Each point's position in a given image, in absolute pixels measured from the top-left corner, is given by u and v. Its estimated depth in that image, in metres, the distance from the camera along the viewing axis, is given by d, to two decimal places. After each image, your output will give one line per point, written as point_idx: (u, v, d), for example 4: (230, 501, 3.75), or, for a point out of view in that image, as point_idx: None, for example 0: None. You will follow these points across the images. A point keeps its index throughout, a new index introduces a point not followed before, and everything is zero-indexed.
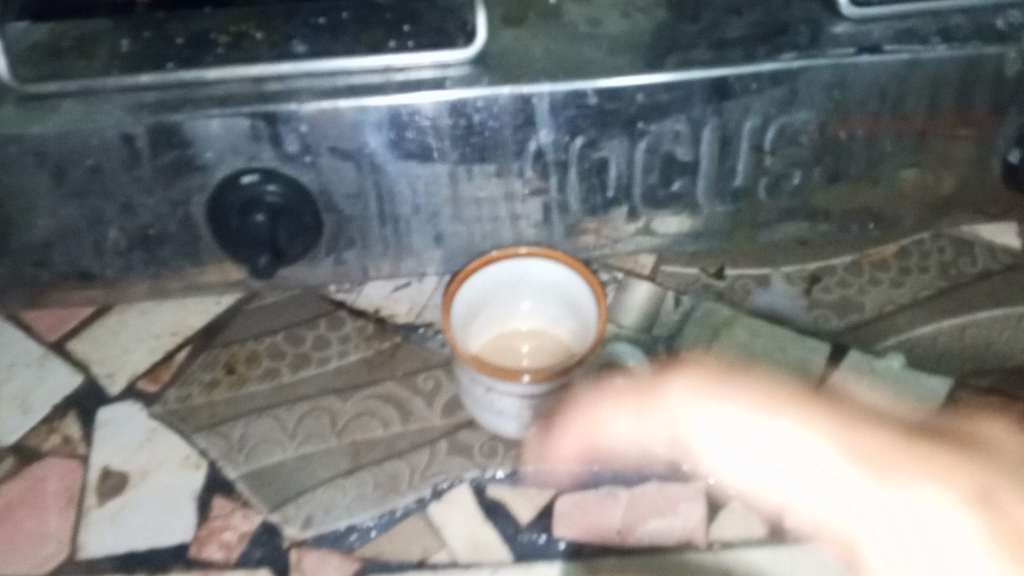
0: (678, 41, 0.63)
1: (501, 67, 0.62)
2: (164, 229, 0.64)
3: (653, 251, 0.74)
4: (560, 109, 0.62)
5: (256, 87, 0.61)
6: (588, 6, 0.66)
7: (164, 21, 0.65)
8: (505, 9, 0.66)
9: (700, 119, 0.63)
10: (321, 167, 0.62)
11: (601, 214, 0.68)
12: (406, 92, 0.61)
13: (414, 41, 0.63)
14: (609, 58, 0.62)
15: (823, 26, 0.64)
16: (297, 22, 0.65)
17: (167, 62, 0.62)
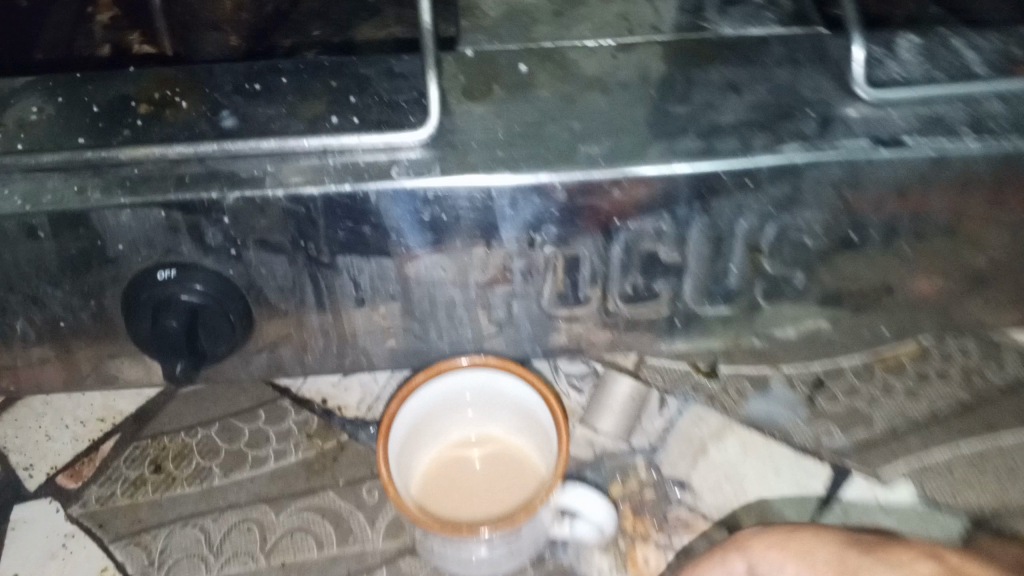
0: (664, 126, 0.55)
1: (458, 151, 0.54)
2: (79, 321, 0.57)
3: (631, 348, 0.67)
4: (523, 202, 0.53)
5: (173, 169, 0.53)
6: (562, 77, 0.57)
7: (80, 84, 0.57)
8: (466, 78, 0.57)
9: (685, 217, 0.55)
10: (250, 262, 0.55)
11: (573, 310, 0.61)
12: (345, 180, 0.52)
13: (359, 117, 0.55)
14: (581, 145, 0.54)
15: (833, 109, 0.55)
16: (227, 86, 0.56)
17: (76, 135, 0.54)
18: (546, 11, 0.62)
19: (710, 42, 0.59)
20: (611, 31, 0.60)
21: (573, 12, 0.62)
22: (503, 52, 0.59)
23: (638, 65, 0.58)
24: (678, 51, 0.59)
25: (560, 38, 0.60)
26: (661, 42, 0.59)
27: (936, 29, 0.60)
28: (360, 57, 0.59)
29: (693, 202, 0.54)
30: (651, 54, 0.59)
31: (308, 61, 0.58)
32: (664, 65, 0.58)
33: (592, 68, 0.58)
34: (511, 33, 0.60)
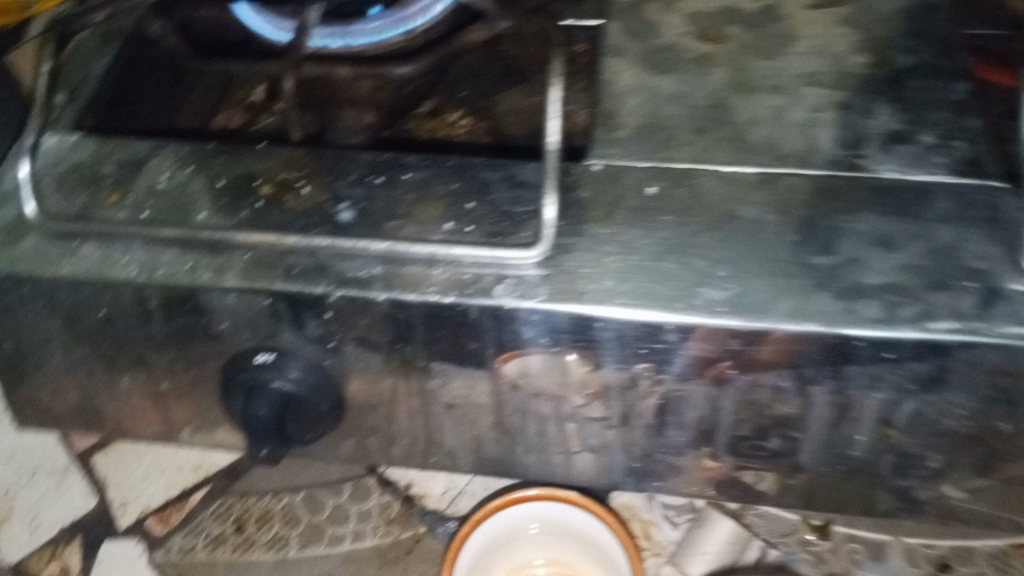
0: (798, 277, 0.50)
1: (568, 275, 0.51)
2: (181, 383, 0.59)
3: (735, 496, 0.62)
4: (631, 338, 0.51)
5: (283, 258, 0.53)
6: (693, 205, 0.54)
7: (212, 156, 0.58)
8: (591, 195, 0.54)
9: (811, 378, 0.51)
10: (347, 359, 0.55)
11: (673, 453, 0.58)
12: (450, 291, 0.51)
13: (474, 227, 0.54)
14: (702, 287, 0.50)
15: (995, 284, 0.49)
16: (348, 176, 0.56)
17: (199, 211, 0.55)
18: (687, 125, 0.57)
19: (864, 184, 0.54)
20: (755, 159, 0.55)
21: (717, 129, 0.57)
22: (632, 170, 0.55)
23: (778, 201, 0.53)
24: (826, 191, 0.54)
25: (698, 160, 0.56)
26: (809, 178, 0.54)
27: None
28: (486, 159, 0.57)
29: (818, 364, 0.50)
30: (795, 191, 0.54)
31: (434, 158, 0.57)
32: (807, 206, 0.53)
33: (727, 200, 0.54)
34: (642, 149, 0.56)
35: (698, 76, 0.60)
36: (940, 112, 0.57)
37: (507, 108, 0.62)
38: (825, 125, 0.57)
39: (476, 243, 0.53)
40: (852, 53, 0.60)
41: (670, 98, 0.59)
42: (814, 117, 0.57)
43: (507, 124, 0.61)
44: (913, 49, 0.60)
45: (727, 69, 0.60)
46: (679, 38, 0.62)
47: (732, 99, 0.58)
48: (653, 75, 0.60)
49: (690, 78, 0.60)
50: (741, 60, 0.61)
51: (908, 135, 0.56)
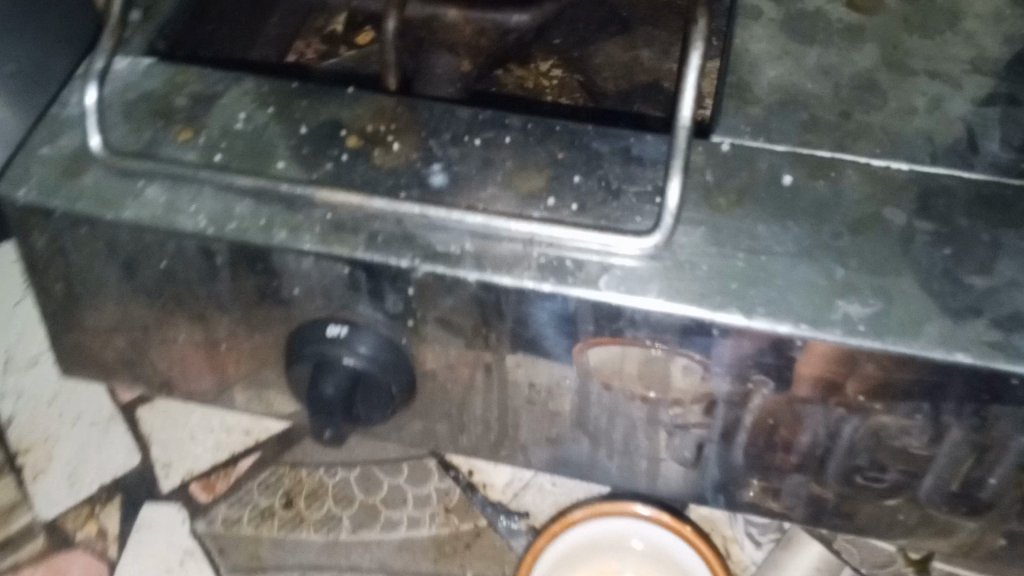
0: (951, 299, 0.44)
1: (685, 270, 0.45)
2: (240, 345, 0.54)
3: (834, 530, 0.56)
4: (751, 348, 0.45)
5: (368, 223, 0.48)
6: (832, 203, 0.47)
7: (295, 98, 0.53)
8: (717, 179, 0.48)
9: (950, 412, 0.45)
10: (424, 342, 0.49)
11: (774, 478, 0.52)
12: (547, 278, 0.45)
13: (579, 204, 0.48)
14: (841, 300, 0.44)
15: None
16: (446, 134, 0.51)
17: (278, 159, 0.50)
18: (830, 108, 0.51)
19: None
20: (907, 155, 0.49)
21: (865, 115, 0.50)
22: (766, 154, 0.49)
23: (929, 208, 0.47)
24: (986, 200, 0.47)
25: (842, 149, 0.49)
26: (969, 183, 0.47)
27: None
28: (596, 127, 0.51)
29: (957, 401, 0.44)
30: (951, 197, 0.47)
31: (541, 121, 0.51)
32: (964, 218, 0.46)
33: (871, 202, 0.47)
34: (784, 132, 0.50)
35: (846, 51, 0.53)
36: None
37: None
38: (988, 121, 0.50)
39: (583, 223, 0.47)
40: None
41: (813, 73, 0.52)
42: (976, 112, 0.50)
43: None
44: None
45: (880, 46, 0.53)
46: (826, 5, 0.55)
47: (884, 81, 0.52)
48: (798, 45, 0.54)
49: (841, 52, 0.53)
50: (895, 36, 0.53)
51: None
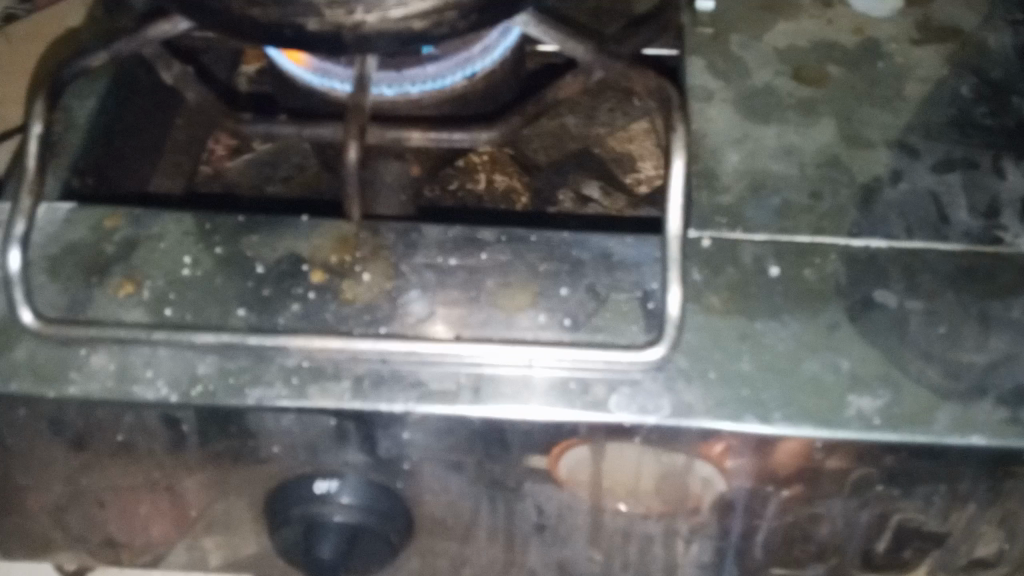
0: (953, 379, 0.44)
1: (693, 381, 0.44)
2: (210, 509, 0.49)
3: None
4: (768, 453, 0.44)
5: (352, 368, 0.44)
6: (823, 292, 0.47)
7: (241, 233, 0.48)
8: (705, 278, 0.47)
9: (964, 492, 0.45)
10: (420, 483, 0.46)
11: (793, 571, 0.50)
12: (557, 404, 0.43)
13: (573, 319, 0.46)
14: (851, 395, 0.44)
15: None
16: (419, 255, 0.48)
17: (237, 306, 0.45)
18: (801, 189, 0.51)
19: (1009, 261, 0.48)
20: (884, 231, 0.49)
21: (836, 193, 0.50)
22: (748, 246, 0.48)
23: (915, 287, 0.47)
24: (966, 270, 0.47)
25: (821, 233, 0.49)
26: (948, 255, 0.48)
27: None
28: (574, 232, 0.49)
29: (973, 480, 0.44)
30: (935, 272, 0.47)
31: (516, 231, 0.49)
32: (950, 292, 0.47)
33: (860, 285, 0.47)
34: (762, 221, 0.49)
35: (804, 126, 0.53)
36: None
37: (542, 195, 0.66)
38: (955, 189, 0.50)
39: (580, 340, 0.45)
40: (971, 101, 0.54)
41: (778, 150, 0.52)
42: (940, 180, 0.51)
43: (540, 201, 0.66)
44: None
45: (835, 119, 0.53)
46: (773, 79, 0.55)
47: (846, 156, 0.52)
48: (755, 125, 0.53)
49: (798, 129, 0.53)
50: (847, 107, 0.54)
51: None
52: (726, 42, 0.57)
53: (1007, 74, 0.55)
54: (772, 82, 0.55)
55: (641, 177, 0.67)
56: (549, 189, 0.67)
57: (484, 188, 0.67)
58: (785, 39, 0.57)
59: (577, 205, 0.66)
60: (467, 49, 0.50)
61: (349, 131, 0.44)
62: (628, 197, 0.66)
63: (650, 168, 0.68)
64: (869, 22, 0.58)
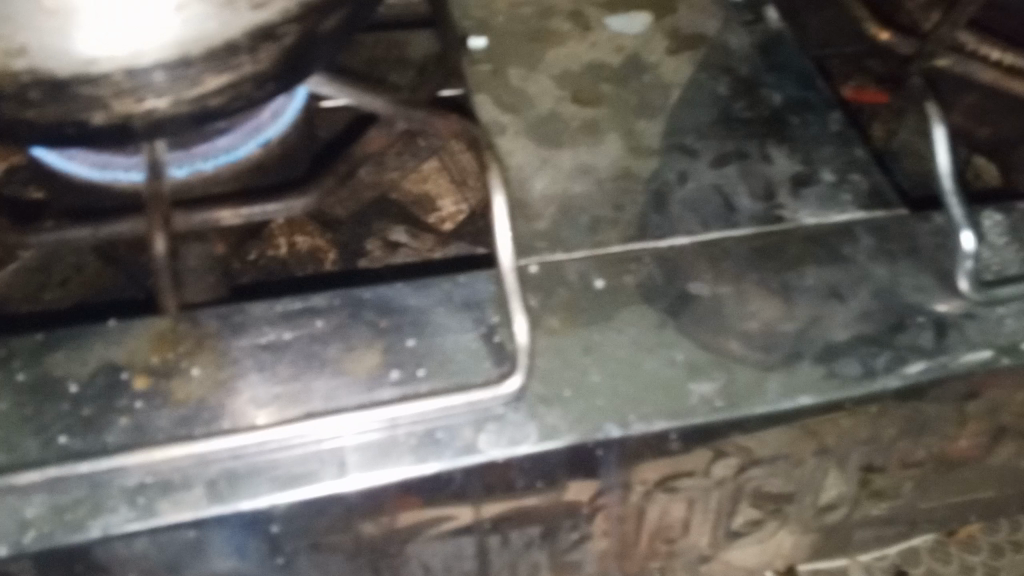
0: (772, 351, 0.48)
1: (551, 404, 0.45)
2: None
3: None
4: (631, 455, 0.46)
5: (202, 471, 0.41)
6: (645, 294, 0.50)
7: (45, 352, 0.44)
8: (541, 301, 0.49)
9: (799, 448, 0.50)
10: (299, 567, 0.45)
11: (660, 556, 0.54)
12: (427, 458, 0.43)
13: (426, 368, 0.45)
14: (692, 383, 0.47)
15: (941, 312, 0.50)
16: (250, 337, 0.45)
17: (57, 433, 0.41)
18: (603, 204, 0.54)
19: (794, 235, 0.53)
20: (684, 228, 0.53)
21: (635, 203, 0.54)
22: (571, 264, 0.51)
23: (724, 273, 0.51)
24: (761, 251, 0.52)
25: (630, 240, 0.52)
26: (743, 239, 0.53)
27: (1014, 204, 0.56)
28: (405, 282, 0.49)
29: (806, 434, 0.49)
30: (735, 258, 0.52)
31: (348, 291, 0.48)
32: (752, 273, 0.51)
33: (675, 282, 0.51)
34: (577, 239, 0.52)
35: (593, 146, 0.57)
36: (827, 146, 0.58)
37: (349, 244, 0.61)
38: (733, 180, 0.56)
39: (436, 389, 0.45)
40: (729, 98, 0.60)
41: (573, 172, 0.56)
42: (719, 173, 0.56)
43: (352, 255, 0.60)
44: (779, 88, 0.60)
45: (618, 134, 0.58)
46: (556, 105, 0.59)
47: (635, 166, 0.56)
48: (549, 151, 0.57)
49: (590, 149, 0.57)
50: (627, 122, 0.58)
51: (810, 177, 0.56)
52: (505, 76, 0.60)
53: (752, 70, 0.61)
54: (555, 109, 0.59)
55: (444, 214, 0.63)
56: (354, 241, 0.61)
57: (285, 253, 0.60)
58: (558, 66, 0.61)
59: (387, 253, 0.60)
60: (256, 116, 0.49)
61: (154, 223, 0.42)
62: (437, 237, 0.61)
63: (451, 204, 0.63)
64: (628, 42, 0.63)
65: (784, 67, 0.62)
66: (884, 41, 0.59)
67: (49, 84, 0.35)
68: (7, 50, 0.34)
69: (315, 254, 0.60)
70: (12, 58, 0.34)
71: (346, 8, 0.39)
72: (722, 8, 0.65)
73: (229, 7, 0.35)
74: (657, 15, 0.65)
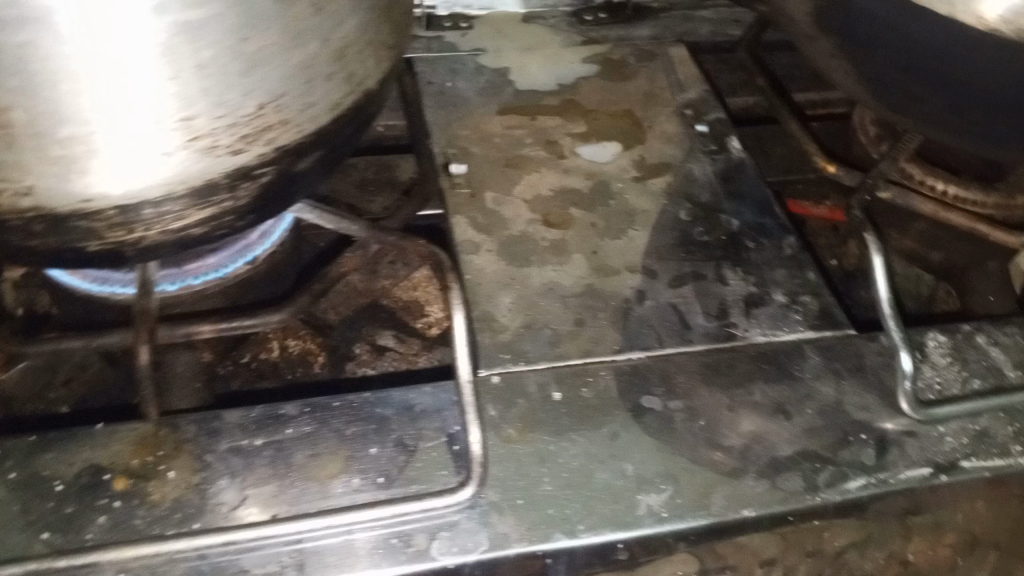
0: (718, 464, 0.51)
1: (505, 510, 0.48)
2: None
3: None
4: (580, 562, 0.48)
5: (170, 569, 0.44)
6: (598, 407, 0.53)
7: (37, 453, 0.48)
8: (501, 412, 0.52)
9: (747, 560, 0.52)
10: None
11: None
12: (382, 563, 0.46)
13: (387, 476, 0.49)
14: (639, 495, 0.49)
15: (883, 429, 0.54)
16: (221, 443, 0.49)
17: (41, 530, 0.45)
18: (566, 319, 0.58)
19: (745, 353, 0.57)
20: (641, 344, 0.57)
21: (595, 319, 0.58)
22: (531, 375, 0.54)
23: (680, 391, 0.54)
24: (712, 367, 0.56)
25: (590, 354, 0.56)
26: (695, 356, 0.56)
27: (957, 326, 0.60)
28: (373, 391, 0.52)
29: (751, 546, 0.51)
30: (686, 373, 0.55)
31: (318, 401, 0.51)
32: (702, 388, 0.55)
33: (628, 395, 0.54)
34: (539, 352, 0.56)
35: (559, 265, 0.61)
36: (780, 269, 0.62)
37: (344, 343, 0.65)
38: (690, 299, 0.59)
39: (394, 495, 0.48)
40: (689, 223, 0.64)
41: (541, 289, 0.60)
42: (677, 293, 0.60)
43: (347, 353, 0.64)
44: (737, 214, 0.65)
45: (583, 254, 0.62)
46: (528, 227, 0.63)
47: (598, 284, 0.60)
48: (518, 269, 0.61)
49: (556, 269, 0.61)
50: (592, 243, 0.63)
51: (762, 298, 0.60)
52: (482, 199, 0.65)
53: (712, 197, 0.66)
54: (526, 230, 0.63)
55: (431, 320, 0.67)
56: (344, 345, 0.64)
57: (276, 356, 0.63)
58: (531, 190, 0.66)
59: (374, 356, 0.64)
60: (247, 237, 0.54)
61: (139, 337, 0.47)
62: (424, 341, 0.65)
63: (438, 311, 0.68)
64: (597, 168, 0.68)
65: (741, 194, 0.67)
66: (831, 173, 0.63)
67: (49, 218, 0.39)
68: (17, 190, 0.38)
69: (306, 357, 0.63)
70: (20, 196, 0.38)
71: (320, 150, 0.45)
72: (687, 138, 0.71)
73: (211, 153, 0.39)
74: (626, 144, 0.70)
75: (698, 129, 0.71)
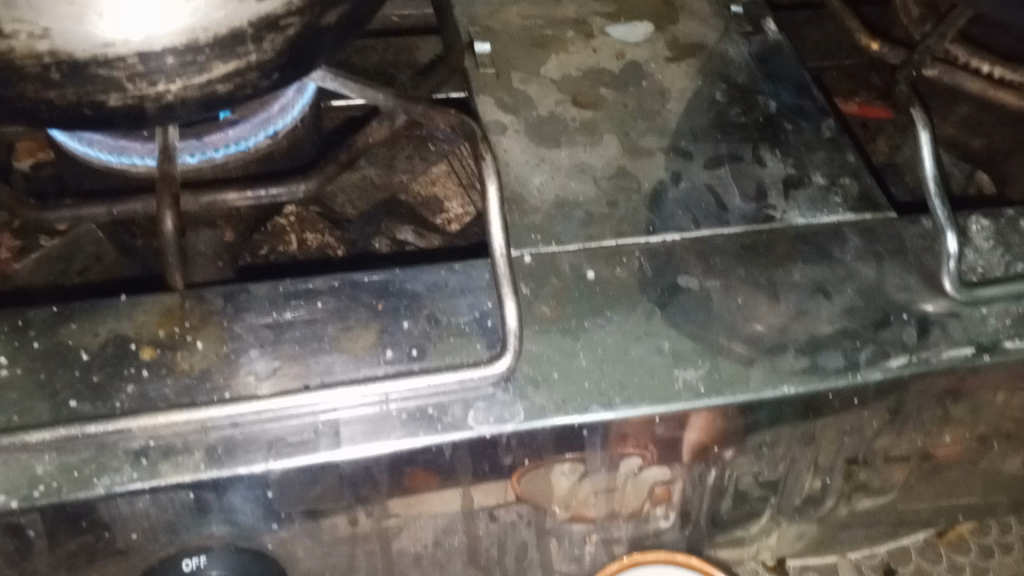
0: (757, 342, 0.50)
1: (542, 384, 0.47)
2: None
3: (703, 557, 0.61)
4: (615, 435, 0.47)
5: (202, 437, 0.43)
6: (634, 287, 0.52)
7: (59, 324, 0.47)
8: (533, 289, 0.51)
9: (783, 438, 0.51)
10: (294, 524, 0.47)
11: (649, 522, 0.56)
12: (418, 432, 0.45)
13: (421, 347, 0.47)
14: (676, 370, 0.48)
15: (925, 310, 0.52)
16: (249, 317, 0.47)
17: (67, 398, 0.44)
18: (598, 201, 0.56)
19: (783, 233, 0.55)
20: (676, 225, 0.55)
21: (629, 200, 0.56)
22: (564, 256, 0.53)
23: (718, 272, 0.53)
24: (750, 247, 0.54)
25: (624, 235, 0.54)
26: (731, 237, 0.55)
27: (1000, 211, 0.58)
28: (403, 268, 0.51)
29: (788, 425, 0.50)
30: (723, 253, 0.54)
31: (347, 275, 0.50)
32: (740, 267, 0.53)
33: (664, 275, 0.52)
34: (571, 233, 0.54)
35: (590, 146, 0.59)
36: (819, 152, 0.59)
37: (363, 238, 0.63)
38: (726, 180, 0.57)
39: (429, 368, 0.46)
40: (725, 104, 0.62)
41: (570, 170, 0.58)
42: (713, 174, 0.58)
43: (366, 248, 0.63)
44: (775, 96, 0.63)
45: (615, 135, 0.60)
46: (556, 107, 0.61)
47: (630, 165, 0.58)
48: (547, 150, 0.59)
49: (587, 149, 0.59)
50: (623, 123, 0.60)
51: (801, 179, 0.58)
52: (507, 80, 0.63)
53: (749, 78, 0.64)
54: (555, 110, 0.61)
55: (452, 215, 0.65)
56: (363, 240, 0.63)
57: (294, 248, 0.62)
58: (560, 71, 0.63)
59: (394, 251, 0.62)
60: (266, 111, 0.52)
61: (162, 202, 0.46)
62: (445, 236, 0.64)
63: (458, 206, 0.66)
64: (629, 49, 0.65)
65: (779, 76, 0.64)
66: (874, 52, 0.61)
67: (67, 65, 0.37)
68: (33, 33, 0.36)
69: (324, 250, 0.62)
70: (35, 40, 0.36)
71: (347, 3, 0.42)
72: (722, 19, 0.68)
73: None
74: (658, 25, 0.67)
75: (733, 10, 0.68)
